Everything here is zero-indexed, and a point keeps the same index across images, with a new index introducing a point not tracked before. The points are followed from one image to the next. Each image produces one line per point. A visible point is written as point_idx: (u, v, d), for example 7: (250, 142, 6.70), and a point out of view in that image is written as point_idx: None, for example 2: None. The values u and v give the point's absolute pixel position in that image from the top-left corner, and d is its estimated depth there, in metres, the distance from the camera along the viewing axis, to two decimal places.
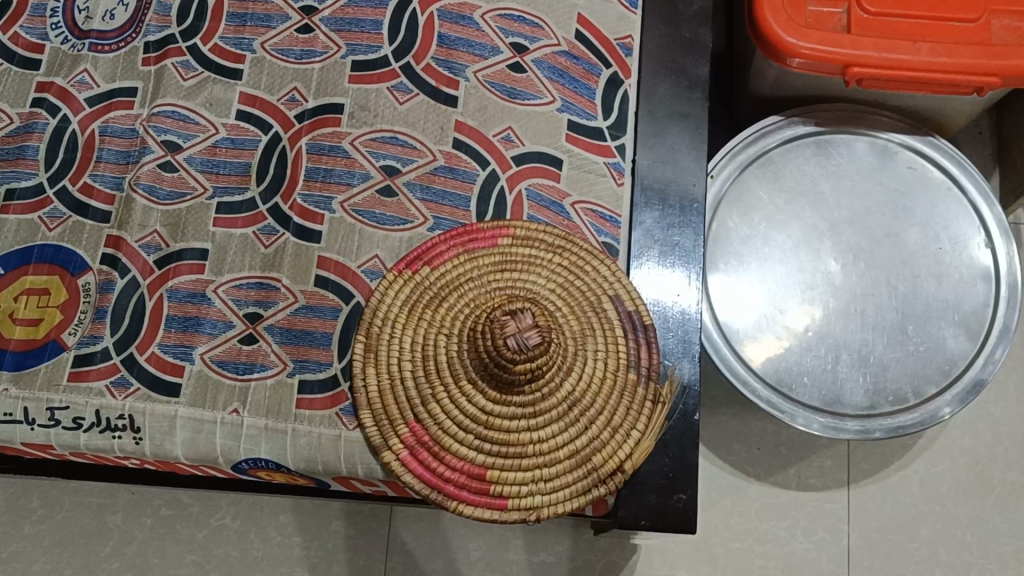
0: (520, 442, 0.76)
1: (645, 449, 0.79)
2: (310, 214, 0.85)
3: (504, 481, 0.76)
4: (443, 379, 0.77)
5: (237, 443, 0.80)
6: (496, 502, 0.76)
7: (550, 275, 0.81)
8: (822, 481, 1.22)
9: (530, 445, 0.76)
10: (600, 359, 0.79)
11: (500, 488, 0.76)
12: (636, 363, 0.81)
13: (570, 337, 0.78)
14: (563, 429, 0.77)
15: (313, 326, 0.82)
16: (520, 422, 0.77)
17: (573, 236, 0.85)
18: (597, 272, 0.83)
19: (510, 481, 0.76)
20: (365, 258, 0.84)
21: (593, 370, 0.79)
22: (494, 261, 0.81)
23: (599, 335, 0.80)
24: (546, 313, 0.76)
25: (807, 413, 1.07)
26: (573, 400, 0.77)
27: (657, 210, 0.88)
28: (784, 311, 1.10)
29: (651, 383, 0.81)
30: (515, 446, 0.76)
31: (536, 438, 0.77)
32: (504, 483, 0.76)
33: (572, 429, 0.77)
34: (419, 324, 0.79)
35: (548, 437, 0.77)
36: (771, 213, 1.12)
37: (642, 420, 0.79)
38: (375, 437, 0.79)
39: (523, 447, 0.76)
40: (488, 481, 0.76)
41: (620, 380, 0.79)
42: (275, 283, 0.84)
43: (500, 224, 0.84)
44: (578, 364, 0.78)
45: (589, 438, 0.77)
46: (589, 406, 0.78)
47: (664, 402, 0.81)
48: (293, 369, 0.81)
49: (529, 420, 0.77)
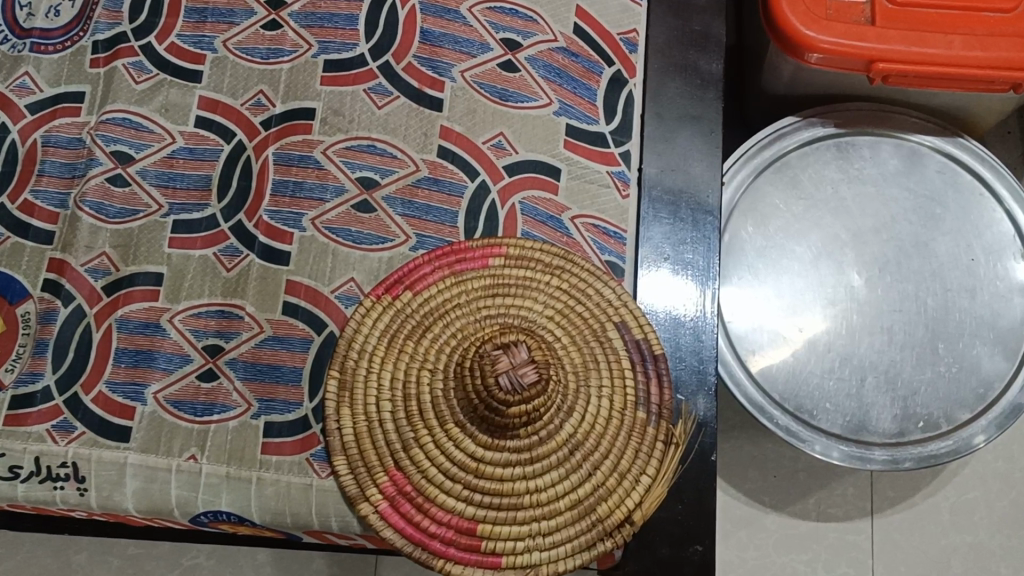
0: (516, 493, 0.67)
1: (656, 497, 0.70)
2: (277, 232, 0.76)
3: (498, 537, 0.67)
4: (427, 420, 0.68)
5: (195, 493, 0.71)
6: (488, 560, 0.66)
7: (547, 300, 0.72)
8: (844, 511, 1.12)
9: (528, 496, 0.67)
10: (605, 395, 0.70)
11: (493, 544, 0.66)
12: (645, 399, 0.71)
13: (571, 372, 0.69)
14: (564, 477, 0.68)
15: (281, 360, 0.73)
16: (515, 470, 0.67)
17: (571, 254, 0.75)
18: (599, 295, 0.74)
19: (504, 536, 0.67)
20: (339, 282, 0.75)
21: (598, 408, 0.70)
22: (484, 285, 0.72)
23: (604, 368, 0.71)
24: (544, 347, 0.66)
25: (827, 440, 0.97)
26: (574, 443, 0.68)
27: (667, 224, 0.78)
28: (806, 330, 1.00)
29: (663, 422, 0.71)
30: (510, 498, 0.67)
31: (533, 487, 0.67)
32: (497, 538, 0.67)
33: (573, 477, 0.68)
34: (400, 357, 0.70)
35: (548, 486, 0.68)
36: (789, 223, 1.03)
37: (652, 464, 0.70)
38: (351, 485, 0.70)
39: (519, 497, 0.67)
40: (479, 536, 0.67)
41: (627, 419, 0.70)
42: (238, 310, 0.74)
43: (490, 242, 0.75)
44: (581, 403, 0.69)
45: (593, 486, 0.68)
46: (593, 450, 0.69)
47: (678, 442, 0.72)
48: (258, 410, 0.72)
49: (527, 466, 0.67)
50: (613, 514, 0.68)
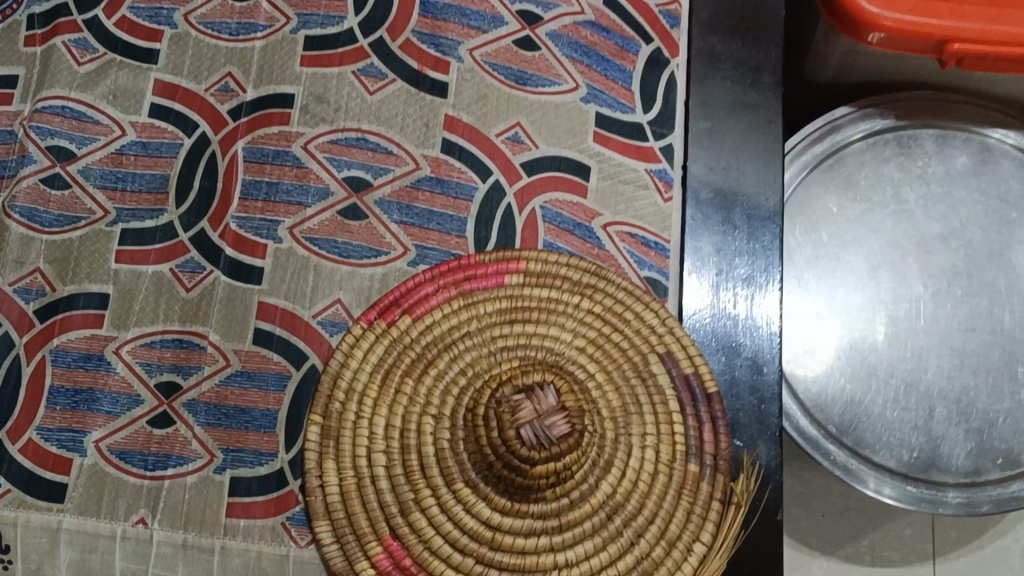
0: (541, 568, 0.54)
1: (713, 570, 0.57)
2: (246, 244, 0.63)
3: None
4: (430, 478, 0.55)
5: (145, 566, 0.57)
6: None
7: (577, 326, 0.59)
8: (901, 554, 0.99)
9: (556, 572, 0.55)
10: (650, 445, 0.57)
11: None
12: (697, 449, 0.58)
13: (609, 416, 0.56)
14: (601, 548, 0.55)
15: (251, 402, 0.60)
16: (540, 540, 0.55)
17: (604, 270, 0.62)
18: (639, 319, 0.60)
19: None
20: (322, 305, 0.62)
21: (641, 461, 0.56)
22: (500, 309, 0.59)
23: (648, 411, 0.57)
24: (577, 388, 0.54)
25: (882, 475, 0.85)
26: (613, 506, 0.55)
27: (718, 235, 0.64)
28: (864, 350, 0.87)
29: (719, 476, 0.58)
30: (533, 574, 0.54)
31: (562, 562, 0.55)
32: None
33: (611, 548, 0.55)
34: (397, 398, 0.57)
35: (580, 559, 0.55)
36: (843, 231, 0.89)
37: (707, 530, 0.57)
38: (336, 557, 0.56)
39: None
40: None
41: (677, 474, 0.57)
42: (199, 340, 0.61)
43: (505, 255, 0.62)
44: (621, 456, 0.56)
45: (636, 559, 0.56)
46: (635, 514, 0.56)
47: (739, 502, 0.59)
48: (223, 462, 0.59)
49: (554, 536, 0.55)
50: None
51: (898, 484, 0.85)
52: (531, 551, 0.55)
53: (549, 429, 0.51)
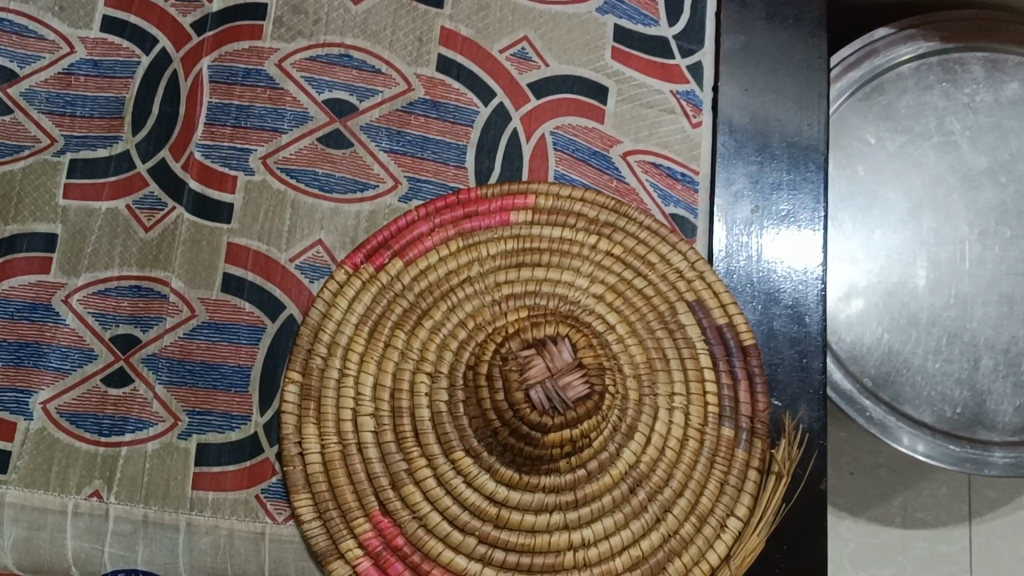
0: (554, 548, 0.47)
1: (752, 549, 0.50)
2: (213, 176, 0.55)
3: None
4: (425, 446, 0.47)
5: (100, 546, 0.50)
6: None
7: (593, 271, 0.51)
8: (934, 516, 0.91)
9: (571, 553, 0.47)
10: (677, 407, 0.50)
11: None
12: (731, 412, 0.51)
13: (631, 374, 0.48)
14: (622, 525, 0.48)
15: (220, 358, 0.52)
16: (553, 516, 0.47)
17: (624, 206, 0.54)
18: (665, 263, 0.52)
19: None
20: (301, 247, 0.54)
21: (668, 426, 0.49)
22: (505, 251, 0.51)
23: (676, 368, 0.50)
24: (597, 343, 0.46)
25: (914, 430, 0.75)
26: (636, 478, 0.48)
27: (754, 165, 0.56)
28: (906, 294, 0.76)
29: (756, 441, 0.51)
30: (546, 556, 0.47)
31: (578, 541, 0.47)
32: None
33: (634, 526, 0.48)
34: (386, 354, 0.49)
35: (599, 538, 0.48)
36: (881, 166, 0.78)
37: (744, 503, 0.50)
38: (319, 535, 0.49)
39: (559, 556, 0.47)
40: None
41: (708, 440, 0.50)
42: (159, 287, 0.53)
43: (511, 189, 0.54)
44: (645, 420, 0.49)
45: (662, 536, 0.49)
46: (662, 486, 0.49)
47: (781, 471, 0.51)
48: (189, 427, 0.51)
49: (569, 511, 0.48)
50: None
51: (931, 440, 0.75)
52: (542, 529, 0.47)
53: (564, 391, 0.44)
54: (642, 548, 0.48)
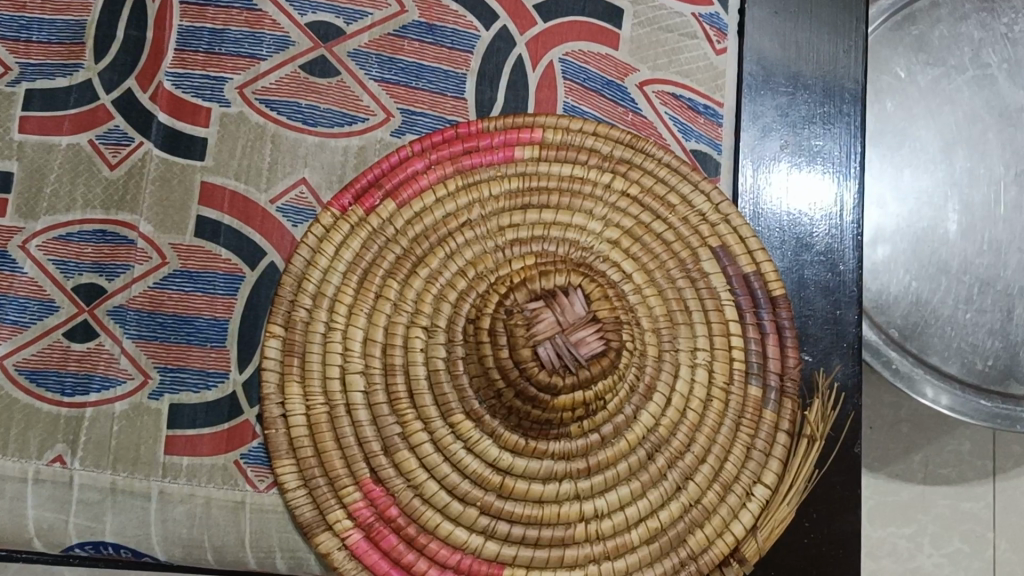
0: (564, 520, 0.43)
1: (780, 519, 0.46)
2: (185, 108, 0.49)
3: None
4: (421, 408, 0.43)
5: (64, 516, 0.45)
6: None
7: (608, 214, 0.46)
8: (957, 472, 0.84)
9: (583, 525, 0.43)
10: (701, 363, 0.45)
11: None
12: (759, 369, 0.46)
13: (651, 329, 0.43)
14: (639, 495, 0.44)
15: (194, 310, 0.47)
16: (562, 485, 0.43)
17: (642, 141, 0.48)
18: (686, 205, 0.47)
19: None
20: (283, 187, 0.49)
21: (690, 385, 0.44)
22: (508, 191, 0.46)
23: (699, 322, 0.45)
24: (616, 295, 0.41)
25: (939, 382, 0.70)
26: (655, 443, 0.44)
27: (783, 96, 0.51)
28: (938, 240, 0.70)
29: (787, 402, 0.46)
30: (554, 528, 0.43)
31: (590, 512, 0.43)
32: None
33: (652, 494, 0.44)
34: (377, 305, 0.44)
35: (613, 508, 0.43)
36: (913, 102, 0.71)
37: (771, 469, 0.46)
38: (304, 506, 0.45)
39: (570, 528, 0.43)
40: None
41: (734, 400, 0.45)
42: (127, 232, 0.48)
43: (515, 122, 0.48)
44: (665, 379, 0.43)
45: (683, 507, 0.44)
46: (683, 452, 0.44)
47: (815, 435, 0.47)
48: (160, 386, 0.47)
49: (580, 480, 0.43)
50: (712, 549, 0.45)
51: (960, 395, 0.70)
52: (552, 500, 0.43)
53: (576, 348, 0.39)
54: (660, 519, 0.44)
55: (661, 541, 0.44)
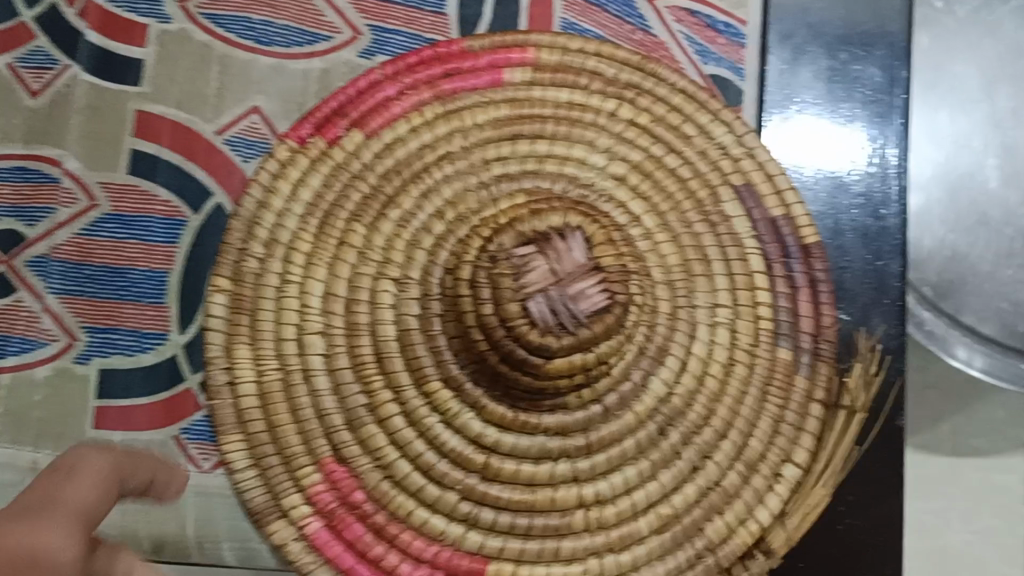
0: (559, 507, 0.36)
1: (814, 506, 0.39)
2: (118, 26, 0.46)
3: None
4: (390, 374, 0.36)
5: None
6: None
7: (613, 146, 0.39)
8: (991, 442, 0.76)
9: (583, 513, 0.36)
10: (721, 323, 0.38)
11: None
12: (790, 329, 0.39)
13: (663, 281, 0.37)
14: (649, 477, 0.37)
15: (124, 261, 0.43)
16: (558, 466, 0.36)
17: (653, 64, 0.41)
18: (705, 137, 0.40)
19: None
20: (231, 117, 0.45)
21: (708, 348, 0.38)
22: (494, 120, 0.39)
23: (721, 274, 0.39)
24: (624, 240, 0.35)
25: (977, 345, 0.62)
26: (668, 416, 0.37)
27: (815, 16, 0.44)
28: (974, 186, 0.63)
29: (822, 367, 0.39)
30: (547, 517, 0.36)
31: (592, 497, 0.36)
32: None
33: (664, 476, 0.37)
34: (339, 254, 0.37)
35: (618, 493, 0.37)
36: (949, 35, 0.64)
37: (804, 445, 0.39)
38: (254, 490, 0.37)
39: (566, 516, 0.36)
40: None
41: (759, 365, 0.39)
42: (49, 169, 0.44)
43: (504, 40, 0.41)
44: (680, 341, 0.37)
45: (700, 491, 0.37)
46: (700, 427, 0.38)
47: (855, 407, 0.40)
48: (86, 349, 0.42)
49: (579, 459, 0.36)
50: (733, 541, 0.37)
51: (998, 357, 0.62)
52: (546, 483, 0.36)
53: (575, 303, 0.32)
54: (673, 505, 0.37)
55: (675, 532, 0.37)
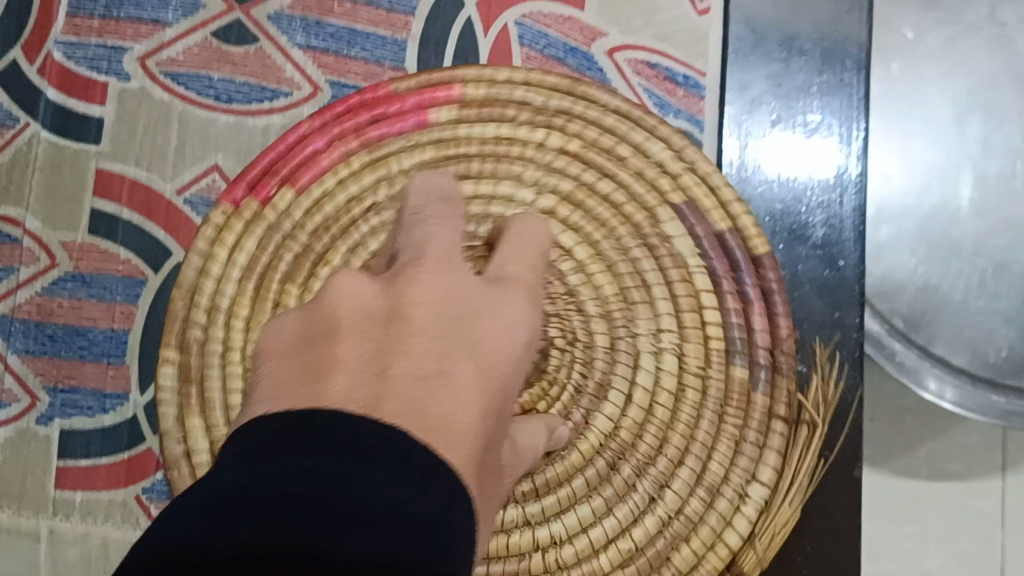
0: (514, 553, 0.37)
1: (781, 529, 0.39)
2: (81, 86, 0.55)
3: None
4: None
5: None
6: None
7: (542, 180, 0.39)
8: (967, 467, 0.76)
9: (541, 556, 0.37)
10: (666, 349, 0.38)
11: None
12: (744, 346, 0.39)
13: (597, 315, 0.38)
14: (603, 513, 0.37)
15: (87, 321, 0.53)
16: (509, 511, 0.37)
17: (581, 87, 0.41)
18: (638, 163, 0.40)
19: None
20: (191, 176, 0.55)
21: (654, 376, 0.38)
22: (434, 158, 0.39)
23: (661, 299, 0.39)
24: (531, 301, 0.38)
25: (949, 376, 0.62)
26: (611, 451, 0.37)
27: (776, 64, 0.45)
28: (947, 218, 0.63)
29: (781, 381, 0.39)
30: (505, 562, 0.37)
31: (546, 539, 0.37)
32: None
33: (617, 511, 0.37)
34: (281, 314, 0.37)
35: (574, 533, 0.37)
36: (920, 65, 0.64)
37: (754, 470, 0.38)
38: None
39: (522, 562, 0.37)
40: None
41: (711, 386, 0.38)
42: (14, 230, 0.55)
43: (431, 79, 0.41)
44: (623, 373, 0.38)
45: (660, 522, 0.37)
46: (654, 457, 0.38)
47: (814, 421, 0.41)
48: (50, 410, 0.53)
49: (527, 503, 0.37)
50: (702, 567, 0.37)
51: (969, 389, 0.62)
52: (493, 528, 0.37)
53: None
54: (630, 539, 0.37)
55: (638, 565, 0.37)
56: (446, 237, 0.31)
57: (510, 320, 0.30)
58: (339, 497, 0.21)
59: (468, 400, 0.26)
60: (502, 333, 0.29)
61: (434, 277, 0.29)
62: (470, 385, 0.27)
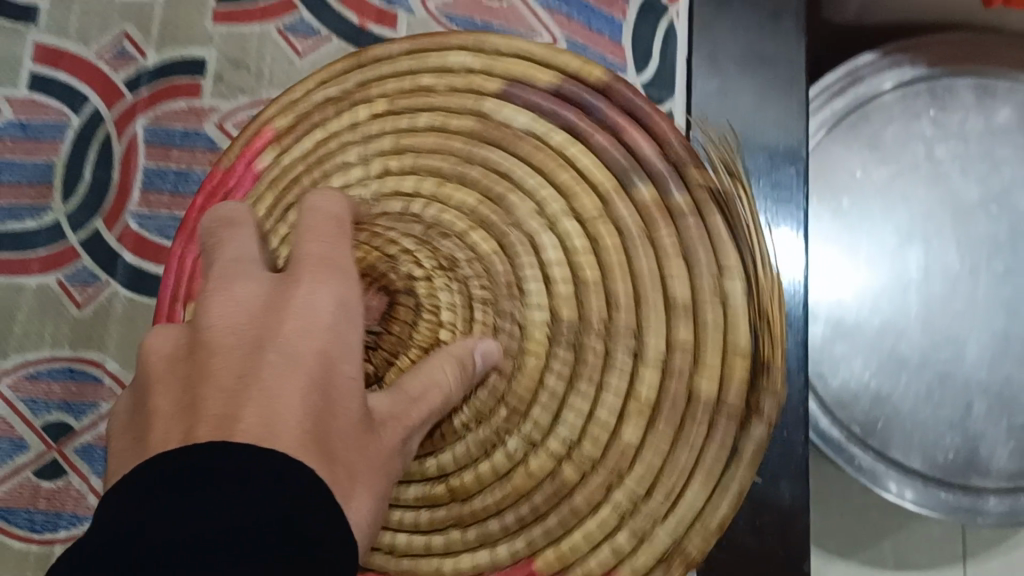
0: (504, 506, 0.42)
1: (772, 303, 0.42)
2: (151, 250, 0.80)
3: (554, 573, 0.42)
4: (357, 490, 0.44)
5: None
6: None
7: (383, 159, 0.46)
8: (929, 557, 0.86)
9: (531, 495, 0.42)
10: (545, 229, 0.43)
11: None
12: (639, 170, 0.44)
13: (460, 233, 0.42)
14: (562, 422, 0.41)
15: None
16: (470, 475, 0.42)
17: (457, 40, 0.48)
18: (453, 106, 0.46)
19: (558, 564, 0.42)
20: None
21: (545, 265, 0.42)
22: (340, 141, 0.47)
23: (536, 186, 0.44)
24: (375, 248, 0.39)
25: (903, 477, 0.71)
26: (531, 370, 0.41)
27: None
28: (895, 331, 0.71)
29: (688, 163, 0.43)
30: (503, 513, 0.42)
31: (523, 483, 0.41)
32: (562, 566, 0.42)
33: (566, 427, 0.41)
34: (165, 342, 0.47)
35: (546, 466, 0.41)
36: (868, 198, 0.72)
37: (688, 305, 0.42)
38: None
39: (514, 511, 0.42)
40: None
41: (613, 244, 0.43)
42: (94, 370, 0.79)
43: (247, 135, 0.51)
44: (527, 265, 0.42)
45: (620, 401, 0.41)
46: (574, 365, 0.41)
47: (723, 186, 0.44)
48: None
49: (482, 463, 0.41)
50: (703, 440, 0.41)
51: (923, 488, 0.71)
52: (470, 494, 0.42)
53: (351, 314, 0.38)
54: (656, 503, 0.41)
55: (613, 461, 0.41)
56: (237, 250, 0.35)
57: (304, 295, 0.32)
58: (180, 521, 0.26)
59: (280, 390, 0.29)
60: (299, 312, 0.32)
61: (222, 295, 0.32)
62: (274, 371, 0.30)
